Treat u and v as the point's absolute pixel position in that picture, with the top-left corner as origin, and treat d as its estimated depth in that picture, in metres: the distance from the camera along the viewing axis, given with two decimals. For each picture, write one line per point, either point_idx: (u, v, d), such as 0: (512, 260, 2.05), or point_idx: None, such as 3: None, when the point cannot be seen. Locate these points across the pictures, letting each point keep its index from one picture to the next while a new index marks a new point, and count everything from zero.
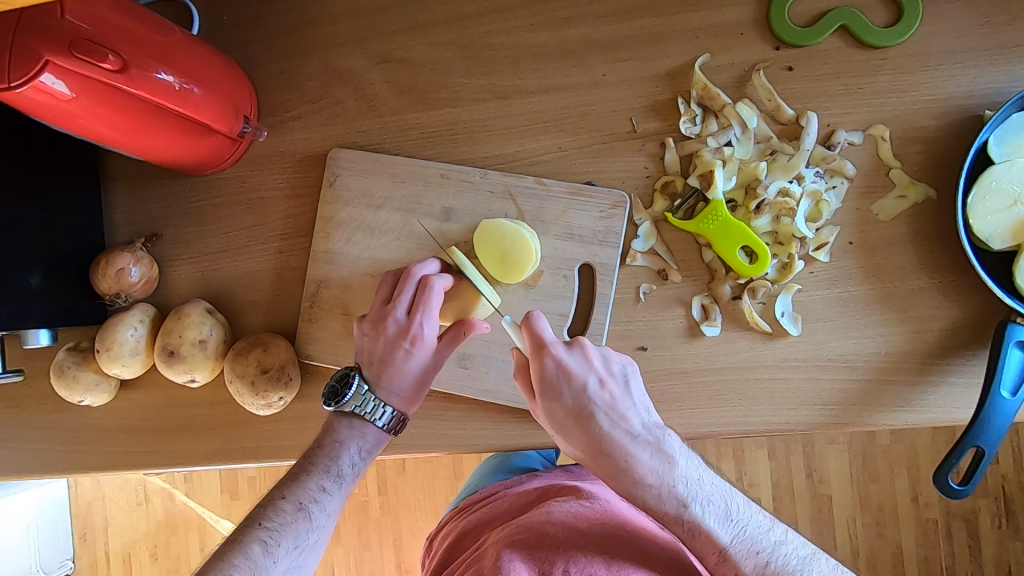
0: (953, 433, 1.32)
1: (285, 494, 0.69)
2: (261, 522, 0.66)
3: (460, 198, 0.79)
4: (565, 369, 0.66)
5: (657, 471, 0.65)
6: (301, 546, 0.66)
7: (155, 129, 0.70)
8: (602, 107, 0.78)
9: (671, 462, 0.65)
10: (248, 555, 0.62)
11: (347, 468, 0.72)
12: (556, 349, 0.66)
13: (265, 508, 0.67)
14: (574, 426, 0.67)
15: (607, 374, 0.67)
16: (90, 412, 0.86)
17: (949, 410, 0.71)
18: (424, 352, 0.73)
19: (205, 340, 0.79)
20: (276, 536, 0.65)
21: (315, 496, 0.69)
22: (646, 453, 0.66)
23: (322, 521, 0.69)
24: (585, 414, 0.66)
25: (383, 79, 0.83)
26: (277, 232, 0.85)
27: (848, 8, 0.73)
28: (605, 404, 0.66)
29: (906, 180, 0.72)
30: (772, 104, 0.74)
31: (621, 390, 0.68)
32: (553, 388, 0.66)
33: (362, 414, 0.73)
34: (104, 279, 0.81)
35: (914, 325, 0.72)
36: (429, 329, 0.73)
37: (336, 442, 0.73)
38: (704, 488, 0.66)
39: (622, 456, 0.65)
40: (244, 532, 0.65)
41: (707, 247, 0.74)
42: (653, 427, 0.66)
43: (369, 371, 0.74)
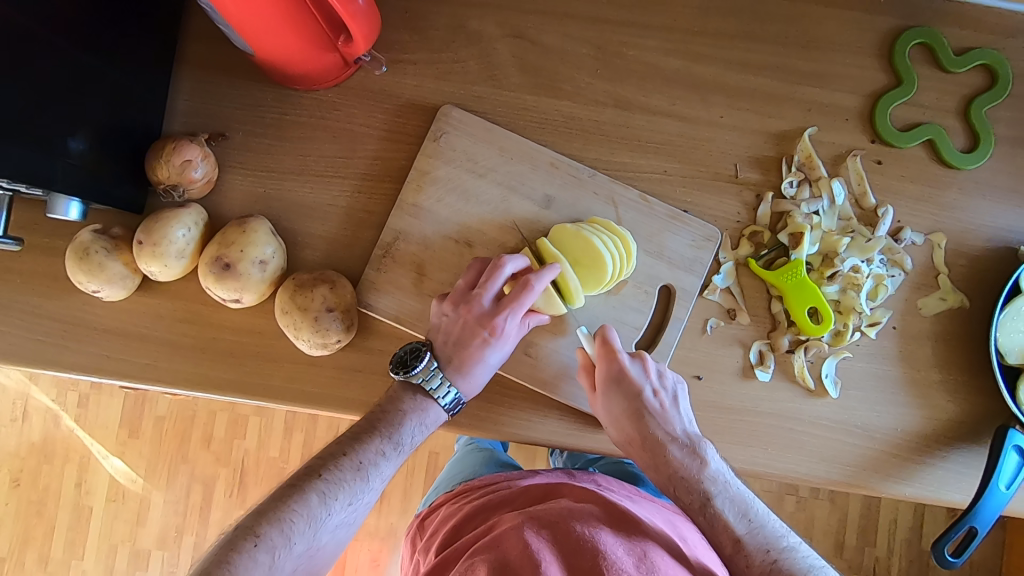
0: (846, 511, 1.47)
1: (346, 451, 0.67)
2: (321, 473, 0.65)
3: (564, 190, 0.80)
4: (621, 370, 0.72)
5: (689, 468, 0.69)
6: (355, 503, 0.65)
7: (294, 19, 0.66)
8: (711, 145, 0.82)
9: (706, 465, 0.69)
10: (306, 503, 0.62)
11: (406, 438, 0.70)
12: (612, 346, 0.72)
13: (326, 461, 0.66)
14: (624, 423, 0.72)
15: (662, 384, 0.72)
16: (91, 306, 0.76)
17: (940, 491, 0.80)
18: (502, 342, 0.73)
19: (266, 261, 0.73)
20: (333, 489, 0.64)
21: (373, 458, 0.67)
22: (681, 450, 0.70)
23: (375, 485, 0.67)
24: (637, 413, 0.71)
25: (511, 52, 0.82)
26: (360, 170, 0.81)
27: (936, 125, 0.83)
28: (656, 408, 0.71)
29: (949, 286, 0.82)
30: (860, 189, 0.82)
31: (673, 399, 0.72)
32: (610, 382, 0.72)
33: (427, 390, 0.72)
34: (164, 166, 0.73)
35: (928, 411, 0.81)
36: (511, 323, 0.72)
37: (399, 411, 0.71)
38: (731, 489, 0.68)
39: (661, 452, 0.70)
40: (304, 480, 0.64)
41: (777, 299, 0.80)
42: (693, 434, 0.70)
43: (442, 351, 0.73)
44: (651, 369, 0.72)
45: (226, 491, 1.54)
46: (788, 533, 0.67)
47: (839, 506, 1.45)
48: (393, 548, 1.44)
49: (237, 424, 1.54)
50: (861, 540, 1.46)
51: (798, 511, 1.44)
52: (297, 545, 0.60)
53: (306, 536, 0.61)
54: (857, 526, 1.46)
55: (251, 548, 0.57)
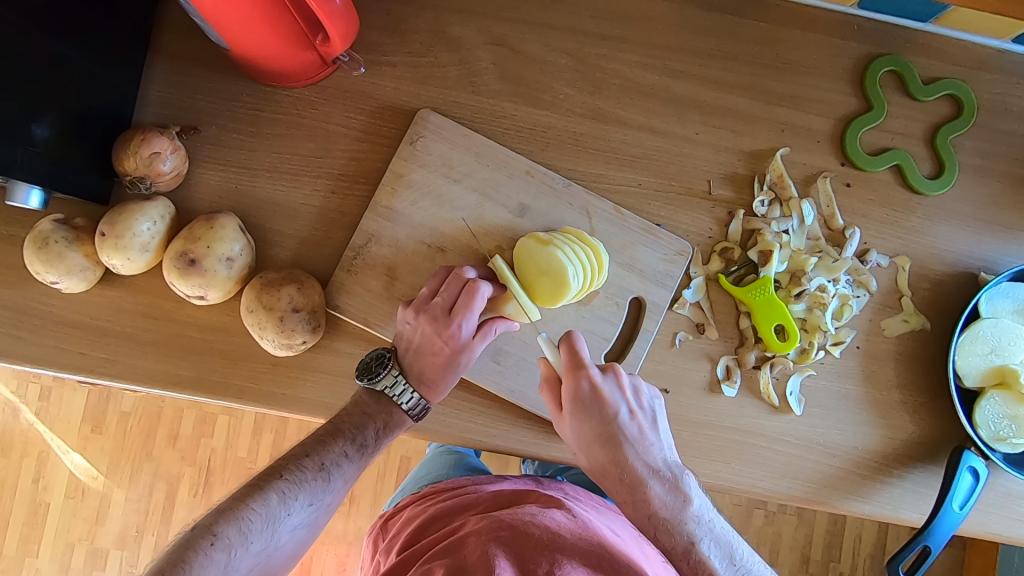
0: (812, 527, 1.48)
1: (309, 452, 0.68)
2: (282, 473, 0.65)
3: (539, 199, 0.80)
4: (594, 392, 0.68)
5: (671, 507, 0.67)
6: (316, 503, 0.66)
7: (269, 16, 0.65)
8: (686, 161, 0.83)
9: (688, 503, 0.67)
10: (266, 502, 0.62)
11: (370, 441, 0.71)
12: (591, 371, 0.68)
13: (288, 462, 0.66)
14: (599, 449, 0.69)
15: (638, 407, 0.70)
16: (50, 297, 0.74)
17: (898, 509, 0.81)
18: (458, 349, 0.72)
19: (233, 259, 0.71)
20: (294, 489, 0.64)
21: (336, 460, 0.68)
22: (662, 486, 0.68)
23: (337, 486, 0.68)
24: (614, 440, 0.69)
25: (491, 60, 0.83)
26: (334, 170, 0.80)
27: (903, 151, 0.85)
28: (633, 435, 0.68)
29: (912, 308, 0.83)
30: (829, 210, 0.83)
31: (650, 424, 0.70)
32: (584, 409, 0.69)
33: (390, 396, 0.72)
34: (132, 158, 0.71)
35: (888, 431, 0.82)
36: (466, 329, 0.72)
37: (364, 415, 0.71)
38: (713, 529, 0.67)
39: (641, 489, 0.68)
40: (265, 480, 0.64)
41: (745, 316, 0.81)
42: (674, 466, 0.69)
43: (403, 357, 0.73)
44: (629, 394, 0.70)
45: (190, 491, 1.50)
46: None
47: (805, 521, 1.46)
48: (359, 553, 1.42)
49: (204, 422, 1.51)
50: (825, 555, 1.48)
51: (765, 526, 1.45)
52: (254, 544, 0.60)
53: (264, 535, 0.61)
54: (822, 541, 1.48)
55: (207, 547, 0.56)
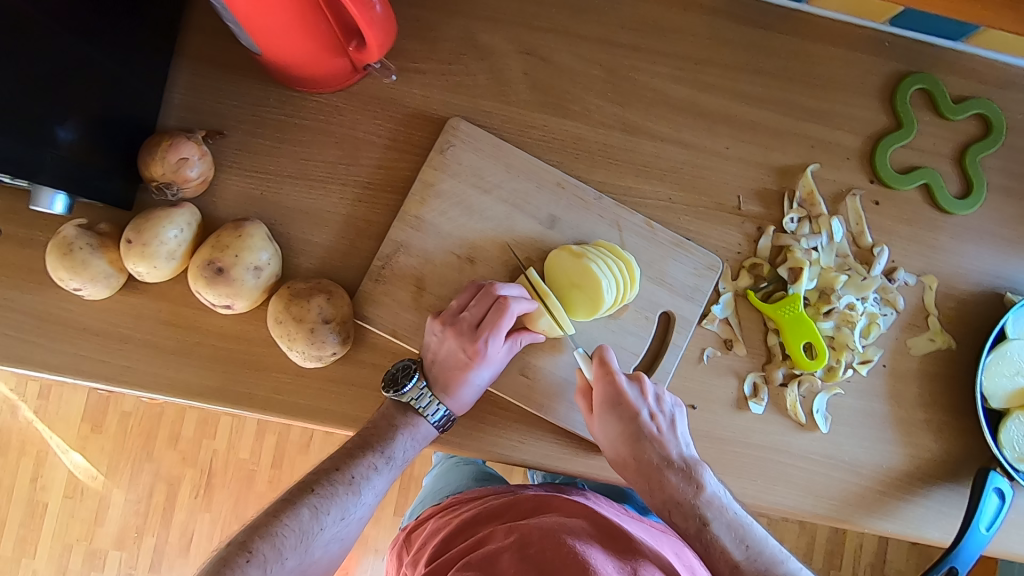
0: (817, 535, 1.49)
1: (338, 466, 0.67)
2: (314, 489, 0.64)
3: (569, 211, 0.79)
4: (613, 392, 0.71)
5: (683, 492, 0.69)
6: (347, 518, 0.65)
7: (305, 21, 0.64)
8: (716, 175, 0.83)
9: (701, 489, 0.69)
10: (299, 518, 0.62)
11: (399, 453, 0.70)
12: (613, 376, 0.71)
13: (319, 476, 0.66)
14: (620, 445, 0.72)
15: (656, 405, 0.72)
16: (70, 303, 0.73)
17: (920, 527, 0.82)
18: (484, 366, 0.71)
19: (261, 267, 0.70)
20: (325, 504, 0.64)
21: (366, 473, 0.67)
22: (676, 475, 0.70)
23: (368, 499, 0.67)
24: (633, 437, 0.71)
25: (522, 69, 0.82)
26: (362, 178, 0.79)
27: (932, 169, 0.85)
28: (650, 430, 0.71)
29: (938, 327, 0.83)
30: (858, 227, 0.83)
31: (668, 421, 0.72)
32: (606, 409, 0.72)
33: (416, 409, 0.70)
34: (159, 163, 0.69)
35: (912, 450, 0.82)
36: (493, 346, 0.71)
37: (392, 427, 0.69)
38: (728, 516, 0.67)
39: (657, 476, 0.70)
40: (296, 495, 0.63)
41: (774, 332, 0.81)
42: (689, 457, 0.70)
43: (429, 370, 0.72)
44: (648, 395, 0.72)
45: (191, 493, 1.48)
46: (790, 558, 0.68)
47: (810, 530, 1.47)
48: (364, 557, 1.41)
49: (208, 424, 1.49)
50: (828, 564, 1.48)
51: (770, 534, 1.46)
52: (289, 560, 0.60)
53: (298, 551, 0.61)
54: (825, 550, 1.48)
55: (243, 563, 0.56)
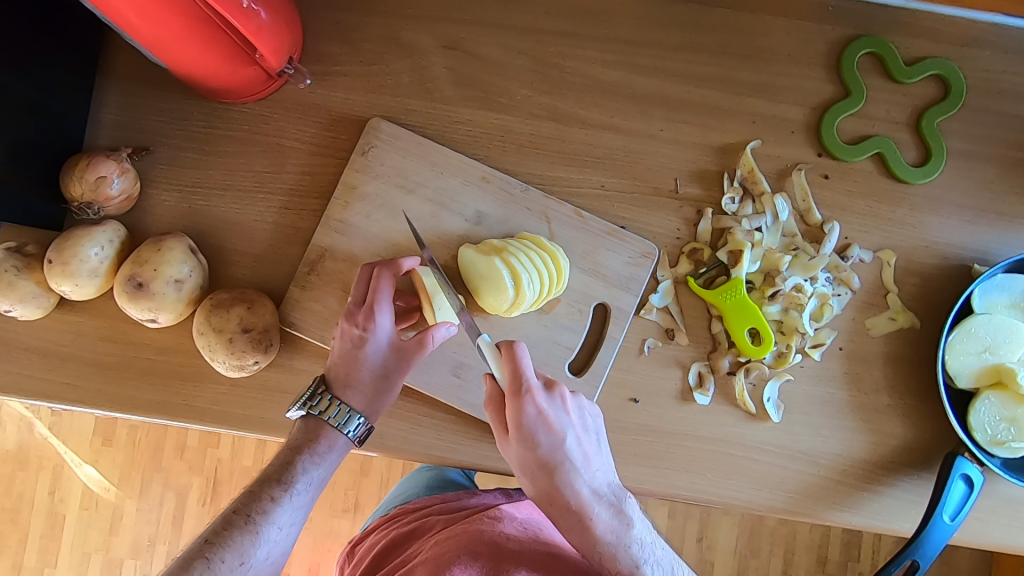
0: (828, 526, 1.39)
1: (236, 508, 0.62)
2: (207, 539, 0.59)
3: (496, 206, 0.77)
4: (538, 418, 0.61)
5: (616, 532, 0.63)
6: (248, 563, 0.59)
7: (200, 38, 0.64)
8: (652, 160, 0.80)
9: (630, 526, 0.64)
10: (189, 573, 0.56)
11: (301, 482, 0.66)
12: (539, 396, 0.61)
13: (213, 525, 0.61)
14: (543, 476, 0.63)
15: (584, 430, 0.63)
16: (10, 324, 0.74)
17: (889, 520, 0.77)
18: (380, 342, 0.67)
19: (182, 280, 0.71)
20: (220, 552, 0.58)
21: (264, 508, 0.62)
22: (606, 512, 0.63)
23: (272, 536, 0.62)
24: (558, 469, 0.62)
25: (445, 65, 0.80)
26: (288, 185, 0.79)
27: (886, 138, 0.79)
28: (578, 461, 0.62)
29: (899, 305, 0.79)
30: (805, 204, 0.79)
31: (594, 447, 0.64)
32: (530, 436, 0.61)
33: (331, 422, 0.68)
34: (78, 183, 0.71)
35: (876, 437, 0.78)
36: (382, 317, 0.67)
37: (291, 451, 0.67)
38: (655, 552, 0.65)
39: (586, 514, 0.63)
40: (188, 551, 0.58)
41: (717, 319, 0.77)
42: (617, 490, 0.65)
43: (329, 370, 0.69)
44: (574, 417, 0.63)
45: (199, 502, 1.44)
46: None
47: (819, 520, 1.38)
48: None
49: (213, 434, 1.46)
50: (844, 554, 1.31)
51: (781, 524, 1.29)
52: None
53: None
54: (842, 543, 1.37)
55: None
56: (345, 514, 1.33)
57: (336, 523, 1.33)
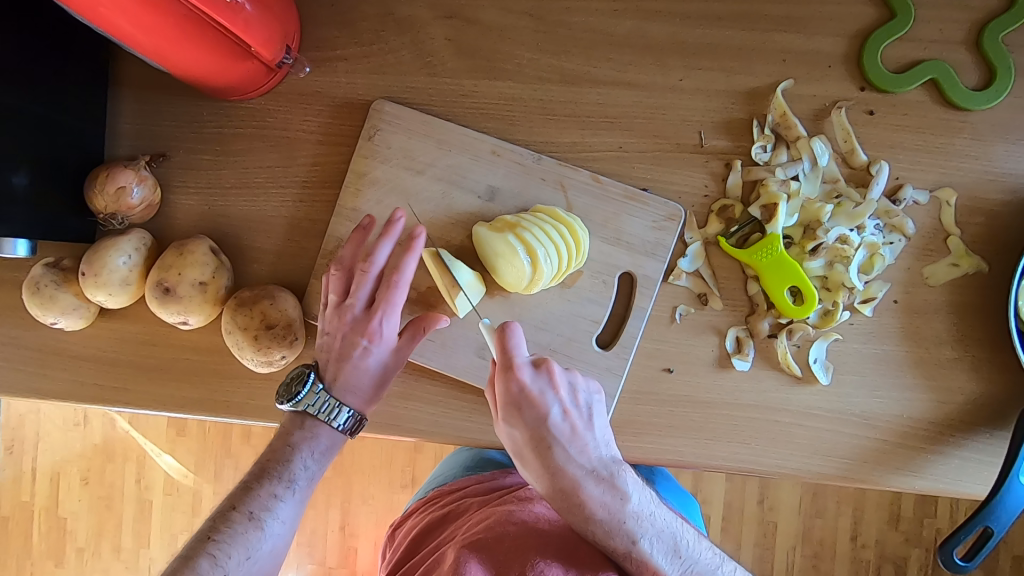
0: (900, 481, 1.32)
1: (235, 505, 0.63)
2: (211, 536, 0.61)
3: (508, 180, 0.74)
4: (522, 394, 0.63)
5: (609, 508, 0.64)
6: (254, 555, 0.61)
7: (193, 42, 0.62)
8: (672, 114, 0.74)
9: (625, 500, 0.65)
10: (197, 571, 0.57)
11: (300, 474, 0.67)
12: (521, 371, 0.62)
13: (215, 521, 0.62)
14: (532, 453, 0.64)
15: (572, 405, 0.64)
16: (60, 335, 0.79)
17: (958, 482, 0.71)
18: (385, 344, 0.69)
19: (206, 282, 0.72)
20: (225, 547, 0.60)
21: (266, 503, 0.64)
22: (599, 488, 0.64)
23: (276, 529, 0.63)
24: (547, 446, 0.63)
25: (445, 36, 0.76)
26: (300, 178, 0.78)
27: (941, 62, 0.70)
28: (566, 437, 0.63)
29: (962, 249, 0.71)
30: (847, 145, 0.71)
31: (585, 422, 0.64)
32: (515, 413, 0.63)
33: (317, 414, 0.68)
34: (100, 196, 0.73)
35: (939, 394, 0.71)
36: (388, 326, 0.69)
37: (287, 446, 0.68)
38: (653, 526, 0.66)
39: (578, 492, 0.64)
40: (193, 547, 0.59)
41: (754, 280, 0.72)
42: (611, 464, 0.65)
43: (326, 368, 0.70)
44: (562, 392, 0.64)
45: None
46: (722, 563, 0.69)
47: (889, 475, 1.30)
48: None
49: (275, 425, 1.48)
50: (919, 510, 1.24)
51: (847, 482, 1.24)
52: None
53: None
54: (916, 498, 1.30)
55: None
56: (404, 489, 1.36)
57: (395, 499, 1.36)
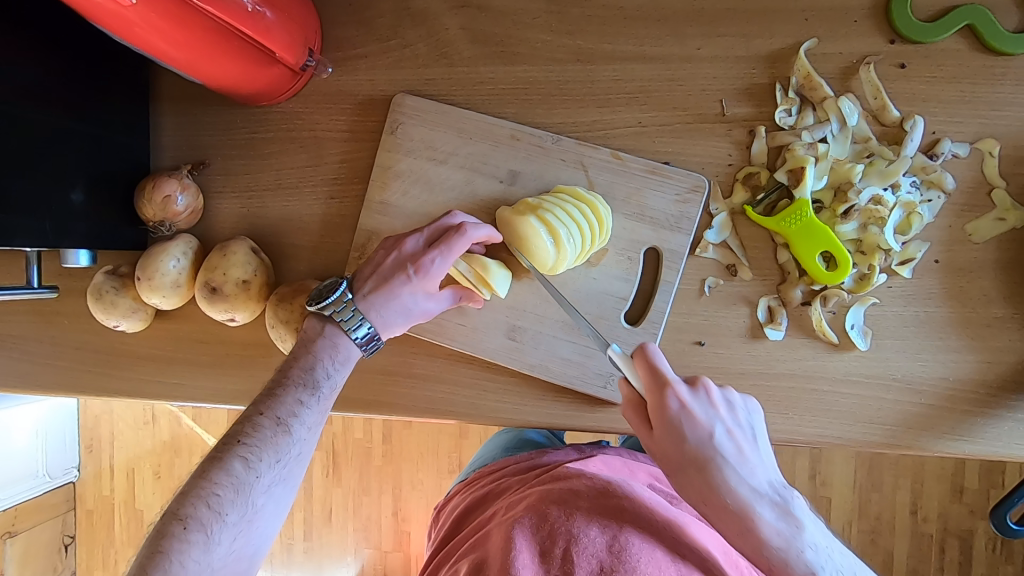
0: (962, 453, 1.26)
1: (262, 410, 0.65)
2: (240, 439, 0.63)
3: (529, 163, 0.75)
4: (676, 408, 0.56)
5: (787, 537, 0.54)
6: (283, 459, 0.63)
7: (221, 53, 0.65)
8: (691, 84, 0.73)
9: (801, 528, 0.55)
10: (230, 472, 0.60)
11: (325, 383, 0.68)
12: (677, 386, 0.57)
13: (245, 424, 0.64)
14: (686, 471, 0.57)
15: (733, 422, 0.58)
16: (123, 337, 0.85)
17: (1012, 446, 0.68)
18: (428, 281, 0.69)
19: (249, 280, 0.76)
20: (257, 450, 0.62)
21: (292, 410, 0.65)
22: (773, 513, 0.55)
23: (303, 435, 0.65)
24: (711, 467, 0.56)
25: (459, 25, 0.77)
26: (329, 175, 0.81)
27: (978, 6, 0.66)
28: (729, 455, 0.56)
29: (1008, 202, 0.68)
30: (878, 102, 0.69)
31: (750, 440, 0.58)
32: (667, 428, 0.57)
33: (339, 322, 0.69)
34: (149, 206, 0.78)
35: (988, 355, 0.69)
36: (439, 269, 0.69)
37: (312, 355, 0.68)
38: (838, 557, 0.55)
39: (748, 518, 0.55)
40: (223, 449, 0.62)
41: (784, 247, 0.71)
42: (783, 487, 0.56)
43: (362, 283, 0.70)
44: (720, 408, 0.58)
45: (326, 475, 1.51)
46: None
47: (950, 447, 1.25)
48: None
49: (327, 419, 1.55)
50: (984, 481, 1.19)
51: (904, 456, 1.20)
52: (230, 515, 0.59)
53: (239, 506, 0.60)
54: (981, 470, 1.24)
55: (181, 531, 0.56)
56: (451, 474, 1.40)
57: (443, 484, 1.40)
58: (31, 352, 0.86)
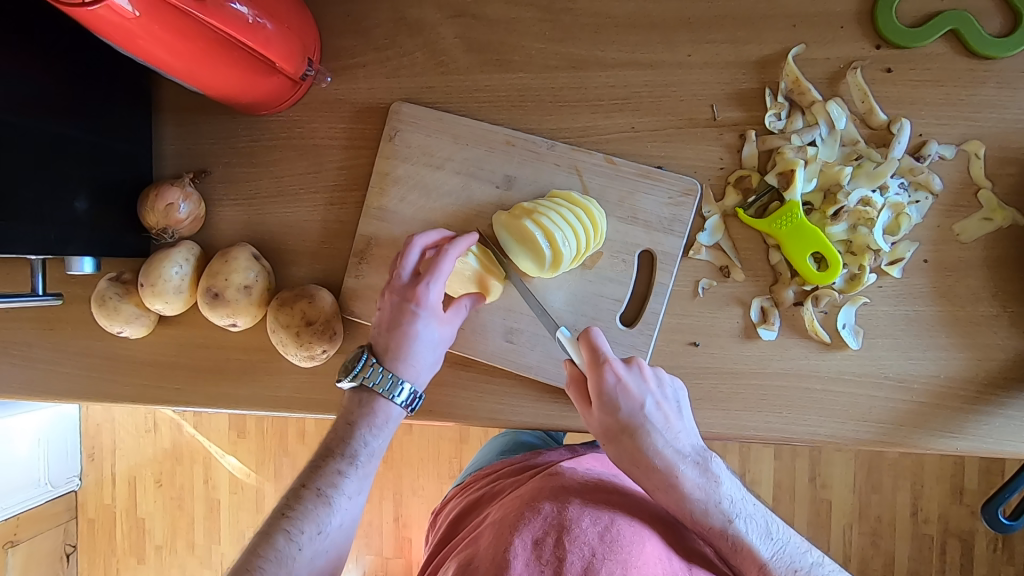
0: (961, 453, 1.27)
1: (305, 483, 0.68)
2: (286, 513, 0.66)
3: (524, 168, 0.77)
4: (614, 385, 0.66)
5: (706, 490, 0.67)
6: (324, 531, 0.66)
7: (221, 63, 0.67)
8: (682, 90, 0.74)
9: (717, 482, 0.67)
10: (276, 547, 0.63)
11: (363, 452, 0.70)
12: (614, 364, 0.66)
13: (289, 500, 0.67)
14: (621, 438, 0.68)
15: (662, 395, 0.67)
16: (126, 344, 0.86)
17: (1003, 442, 0.69)
18: (430, 311, 0.71)
19: (251, 285, 0.78)
20: (298, 523, 0.65)
21: (332, 481, 0.68)
22: (693, 471, 0.67)
23: (343, 505, 0.68)
24: (642, 433, 0.67)
25: (455, 34, 0.79)
26: (328, 182, 0.83)
27: (961, 11, 0.68)
28: (659, 423, 0.67)
29: (994, 202, 0.69)
30: (865, 106, 0.70)
31: (677, 410, 0.68)
32: (607, 403, 0.67)
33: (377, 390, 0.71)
34: (151, 213, 0.79)
35: (978, 352, 0.70)
36: (436, 293, 0.71)
37: (349, 425, 0.71)
38: (748, 507, 0.67)
39: (672, 475, 0.67)
40: (270, 523, 0.65)
41: (775, 248, 0.72)
42: (701, 449, 0.68)
43: (377, 340, 0.72)
44: (652, 384, 0.67)
45: None
46: (809, 548, 0.67)
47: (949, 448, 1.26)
48: None
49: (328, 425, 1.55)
50: (984, 482, 1.20)
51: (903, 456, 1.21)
52: None
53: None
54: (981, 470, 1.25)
55: None
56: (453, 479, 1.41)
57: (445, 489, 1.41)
58: (35, 359, 0.87)
